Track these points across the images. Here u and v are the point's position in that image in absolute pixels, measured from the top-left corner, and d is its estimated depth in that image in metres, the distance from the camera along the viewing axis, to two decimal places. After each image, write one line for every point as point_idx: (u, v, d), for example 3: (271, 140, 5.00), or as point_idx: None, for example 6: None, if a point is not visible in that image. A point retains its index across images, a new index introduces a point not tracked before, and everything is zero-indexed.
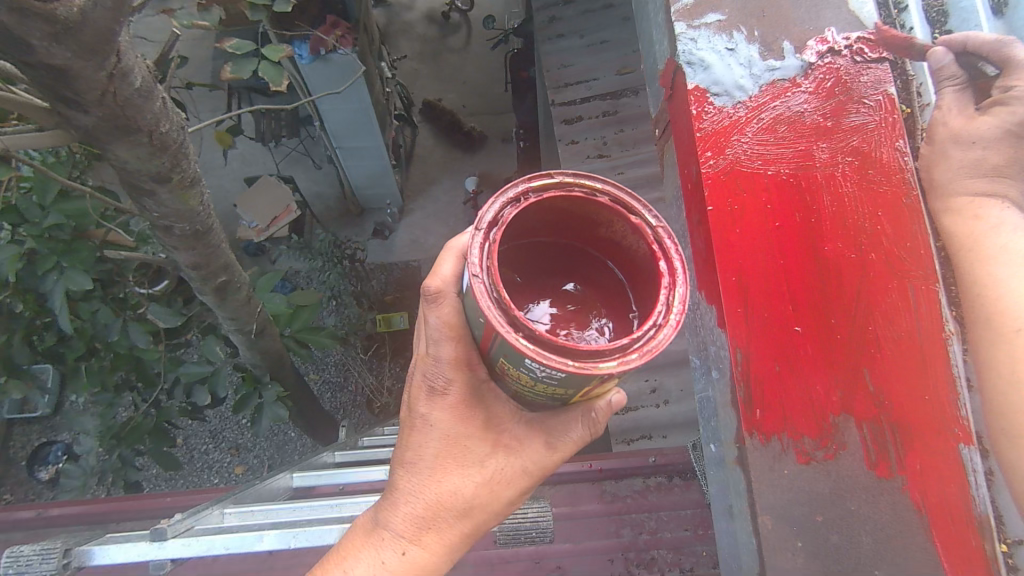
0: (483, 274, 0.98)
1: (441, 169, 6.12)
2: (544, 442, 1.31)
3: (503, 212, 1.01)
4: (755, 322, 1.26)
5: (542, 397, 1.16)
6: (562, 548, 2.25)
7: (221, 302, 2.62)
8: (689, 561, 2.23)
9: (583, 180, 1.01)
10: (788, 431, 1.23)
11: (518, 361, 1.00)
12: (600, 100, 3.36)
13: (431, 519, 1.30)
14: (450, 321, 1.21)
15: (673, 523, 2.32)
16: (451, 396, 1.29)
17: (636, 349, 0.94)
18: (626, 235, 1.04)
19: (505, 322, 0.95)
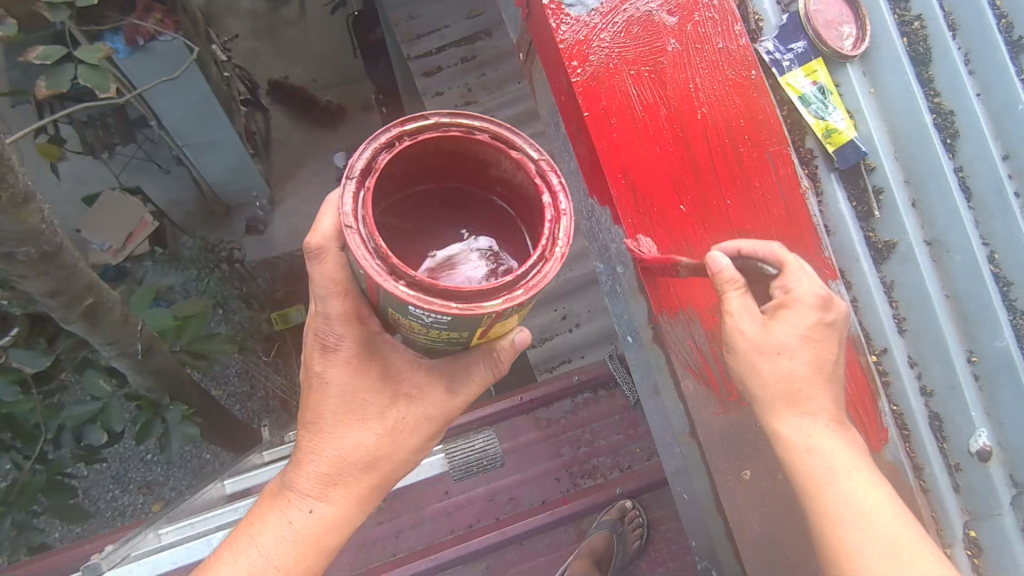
0: (357, 224, 1.00)
1: (305, 149, 5.83)
2: (445, 387, 1.36)
3: (377, 158, 1.03)
4: (650, 213, 1.39)
5: (443, 345, 1.21)
6: (512, 480, 2.40)
7: (93, 328, 2.40)
8: (626, 460, 2.45)
9: (459, 119, 1.03)
10: (690, 305, 1.41)
11: (405, 310, 1.03)
12: (456, 47, 3.32)
13: (336, 475, 1.40)
14: (334, 276, 1.26)
15: (606, 430, 2.49)
16: (344, 351, 1.34)
17: (522, 285, 0.99)
18: (514, 171, 1.06)
19: (386, 271, 0.99)
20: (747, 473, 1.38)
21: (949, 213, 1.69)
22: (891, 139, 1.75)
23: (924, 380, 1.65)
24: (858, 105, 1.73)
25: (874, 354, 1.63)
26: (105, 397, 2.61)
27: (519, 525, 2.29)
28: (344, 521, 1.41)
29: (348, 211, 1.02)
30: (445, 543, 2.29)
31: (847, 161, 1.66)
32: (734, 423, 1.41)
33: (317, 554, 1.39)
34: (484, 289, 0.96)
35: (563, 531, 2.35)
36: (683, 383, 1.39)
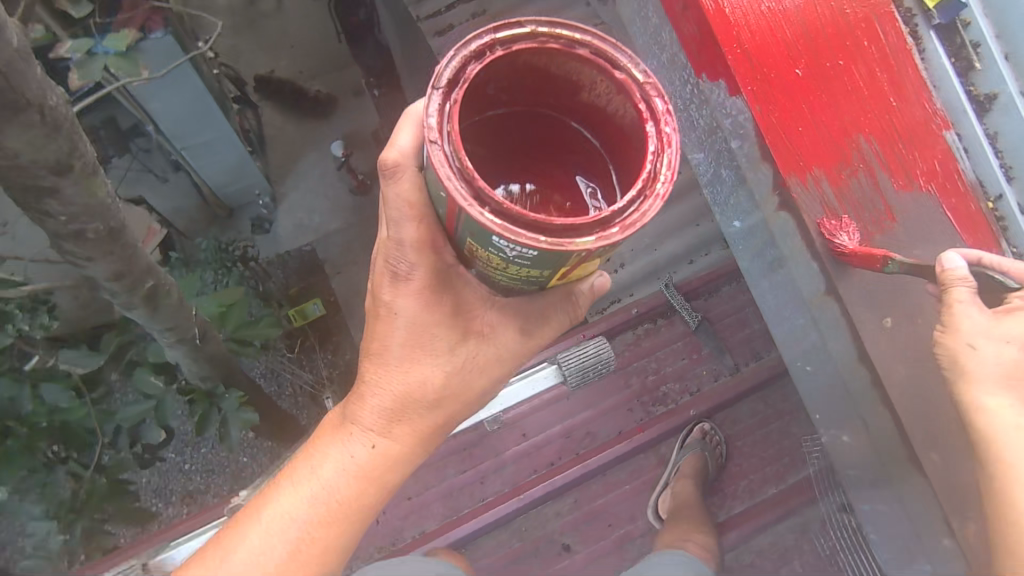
0: (440, 139, 0.91)
1: (302, 139, 5.76)
2: (518, 327, 1.35)
3: (466, 70, 0.92)
4: (758, 69, 1.31)
5: (521, 281, 1.13)
6: (586, 415, 2.43)
7: (153, 313, 2.39)
8: (694, 383, 2.48)
9: (560, 30, 0.92)
10: (816, 167, 1.29)
11: (485, 239, 0.95)
12: (466, 3, 3.27)
13: (400, 412, 1.39)
14: (409, 199, 1.17)
15: (671, 356, 2.52)
16: (415, 281, 1.28)
17: (618, 223, 0.88)
18: (613, 98, 0.95)
19: (468, 195, 0.89)
20: (887, 322, 1.25)
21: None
22: None
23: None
24: None
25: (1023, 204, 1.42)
26: (158, 393, 2.61)
27: (601, 457, 2.34)
28: (404, 459, 1.42)
29: (431, 125, 0.92)
30: (530, 482, 2.32)
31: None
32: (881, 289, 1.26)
33: (376, 490, 1.41)
34: (578, 223, 0.86)
35: (643, 458, 2.43)
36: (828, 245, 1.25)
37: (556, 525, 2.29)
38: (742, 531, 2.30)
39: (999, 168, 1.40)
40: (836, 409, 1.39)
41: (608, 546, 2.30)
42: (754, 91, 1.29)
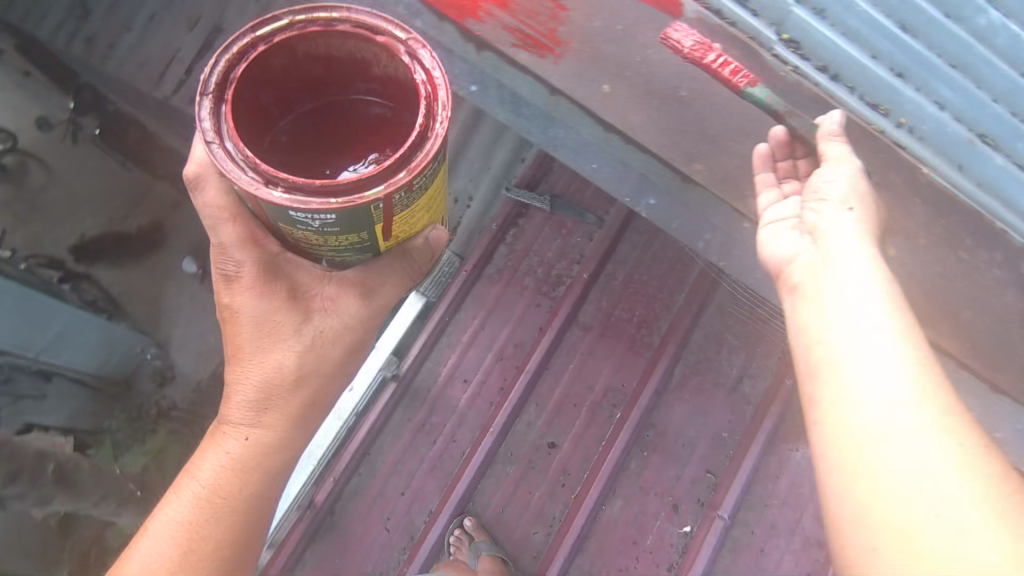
0: (218, 139, 0.98)
1: (153, 284, 4.23)
2: (361, 292, 1.35)
3: (233, 70, 1.01)
4: None
5: (356, 255, 1.20)
6: (506, 332, 2.57)
7: (75, 493, 2.33)
8: (577, 251, 2.65)
9: (315, 12, 1.02)
10: (474, 7, 1.23)
11: (288, 219, 1.01)
12: (201, 60, 3.24)
13: (264, 401, 1.37)
14: (221, 203, 1.27)
15: (547, 241, 2.67)
16: (244, 275, 1.29)
17: (405, 167, 0.97)
18: (380, 58, 1.06)
19: (258, 180, 0.97)
20: (605, 88, 1.22)
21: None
22: None
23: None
24: None
25: None
26: None
27: (536, 356, 2.50)
28: (278, 446, 1.40)
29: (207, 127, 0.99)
30: (493, 415, 2.46)
31: None
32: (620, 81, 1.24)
33: (259, 479, 1.39)
34: (365, 174, 0.94)
35: (570, 336, 2.56)
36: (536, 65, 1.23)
37: (534, 432, 2.45)
38: (678, 341, 2.49)
39: None
40: (630, 182, 1.43)
41: (584, 422, 2.46)
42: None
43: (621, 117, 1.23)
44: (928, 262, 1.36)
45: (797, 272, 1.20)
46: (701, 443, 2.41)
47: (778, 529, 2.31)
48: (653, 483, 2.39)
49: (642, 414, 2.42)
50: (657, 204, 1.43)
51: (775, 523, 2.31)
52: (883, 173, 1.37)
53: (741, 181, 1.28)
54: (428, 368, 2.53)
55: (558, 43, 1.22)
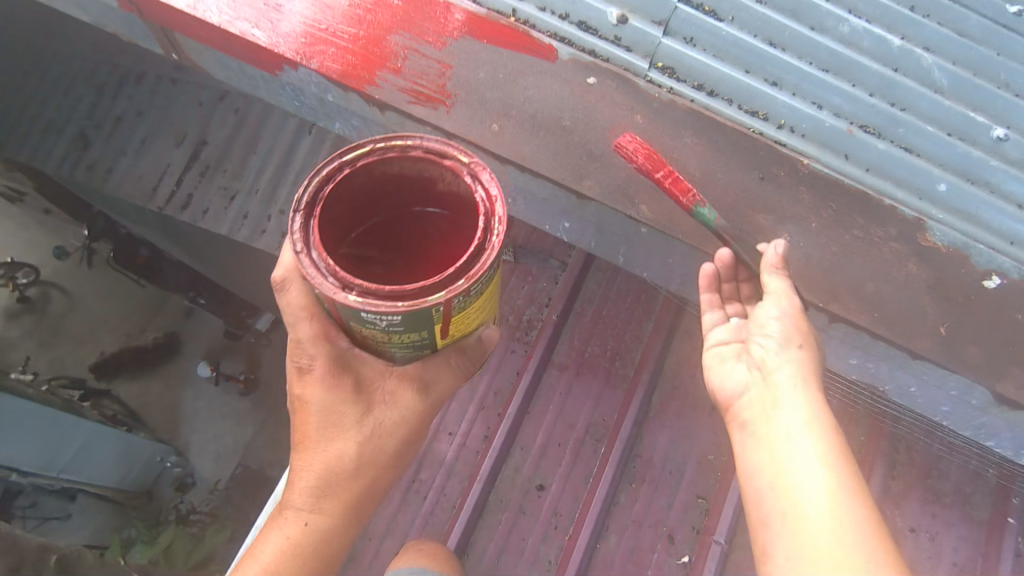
0: (306, 252, 1.09)
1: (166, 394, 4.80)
2: (416, 388, 1.50)
3: (319, 191, 1.12)
4: (280, 38, 1.42)
5: (410, 347, 1.28)
6: (485, 381, 2.64)
7: None
8: (544, 295, 2.74)
9: (395, 140, 1.12)
10: (373, 74, 1.43)
11: (359, 318, 1.11)
12: (189, 170, 3.55)
13: (326, 488, 1.53)
14: (300, 303, 1.41)
15: (516, 289, 2.76)
16: (317, 369, 1.45)
17: (463, 275, 1.05)
18: (449, 180, 1.15)
19: (339, 287, 1.07)
20: (495, 126, 1.42)
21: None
22: None
23: (557, 12, 1.59)
24: None
25: None
26: None
27: (515, 401, 2.56)
28: (334, 531, 1.56)
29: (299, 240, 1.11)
30: (479, 463, 2.50)
31: None
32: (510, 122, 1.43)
33: (314, 562, 1.55)
34: (429, 282, 1.03)
35: (547, 378, 2.62)
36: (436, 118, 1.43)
37: (522, 475, 2.48)
38: (651, 369, 2.53)
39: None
40: (543, 210, 1.60)
41: (570, 460, 2.48)
42: (295, 54, 1.42)
43: (516, 149, 1.41)
44: (826, 244, 1.44)
45: (742, 406, 1.41)
46: (688, 468, 2.41)
47: None
48: (644, 514, 2.37)
49: (625, 446, 2.44)
50: (571, 226, 1.62)
51: None
52: (768, 168, 1.47)
53: (630, 191, 1.41)
54: None
55: (448, 95, 1.43)
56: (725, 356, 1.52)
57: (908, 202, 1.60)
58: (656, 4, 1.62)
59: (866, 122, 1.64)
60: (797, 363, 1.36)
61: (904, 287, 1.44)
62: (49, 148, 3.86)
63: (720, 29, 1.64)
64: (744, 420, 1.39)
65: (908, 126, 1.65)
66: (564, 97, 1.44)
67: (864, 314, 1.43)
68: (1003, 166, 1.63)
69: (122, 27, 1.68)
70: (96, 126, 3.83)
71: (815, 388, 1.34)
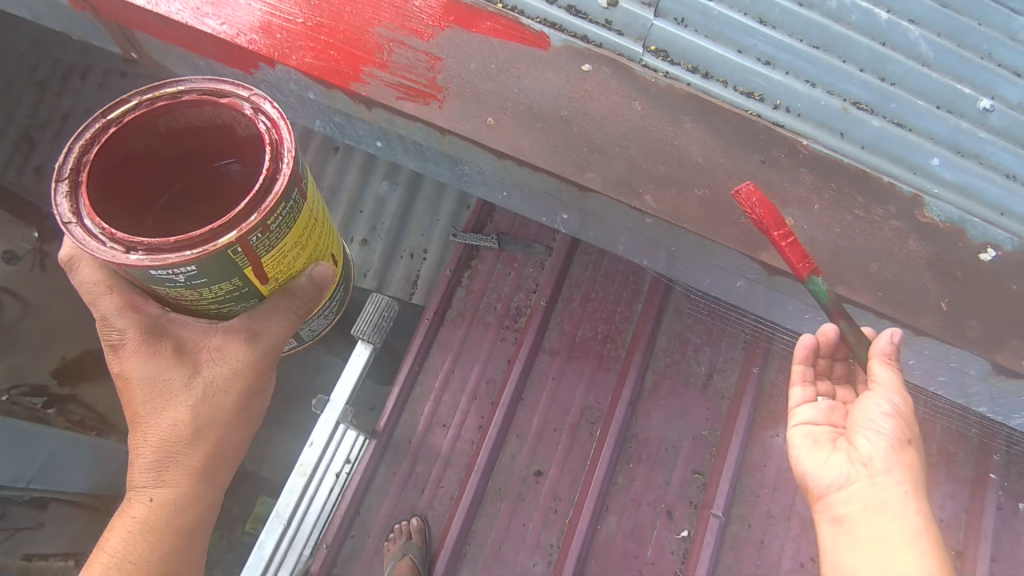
0: (76, 219, 1.09)
1: None
2: (243, 340, 1.35)
3: (85, 159, 1.14)
4: (252, 36, 1.33)
5: (237, 303, 1.27)
6: (477, 371, 2.60)
7: None
8: (531, 281, 2.71)
9: (161, 94, 1.17)
10: (358, 69, 1.34)
11: (154, 279, 1.12)
12: None
13: (164, 458, 1.39)
14: (93, 278, 1.31)
15: (501, 278, 2.74)
16: (129, 342, 1.33)
17: (253, 211, 1.10)
18: (233, 117, 1.22)
19: (121, 247, 1.08)
20: (490, 121, 1.34)
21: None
22: None
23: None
24: None
25: None
26: None
27: (508, 390, 2.53)
28: (182, 501, 1.40)
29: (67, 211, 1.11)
30: (476, 454, 2.47)
31: None
32: (510, 116, 1.35)
33: (167, 539, 1.38)
34: (218, 225, 1.07)
35: (539, 364, 2.59)
36: (424, 114, 1.33)
37: (519, 463, 2.47)
38: (643, 350, 2.53)
39: None
40: (540, 204, 1.53)
41: (566, 445, 2.48)
42: (272, 53, 1.32)
43: (514, 143, 1.34)
44: (828, 225, 1.44)
45: (838, 498, 1.39)
46: (684, 444, 2.43)
47: (774, 516, 2.31)
48: (644, 492, 2.39)
49: (622, 427, 2.44)
50: (569, 218, 1.55)
51: (769, 511, 2.32)
52: (768, 151, 1.45)
53: (634, 182, 1.36)
54: (405, 420, 2.55)
55: (439, 89, 1.34)
56: (818, 437, 1.50)
57: (903, 178, 1.60)
58: None
59: (858, 99, 1.63)
60: (903, 466, 1.36)
61: (903, 264, 1.45)
62: None
63: (710, 7, 1.59)
64: (838, 514, 1.38)
65: (899, 102, 1.64)
66: (561, 87, 1.39)
67: (868, 293, 1.43)
68: (992, 138, 1.65)
69: (74, 26, 1.56)
70: (43, 126, 3.64)
71: (921, 500, 1.33)
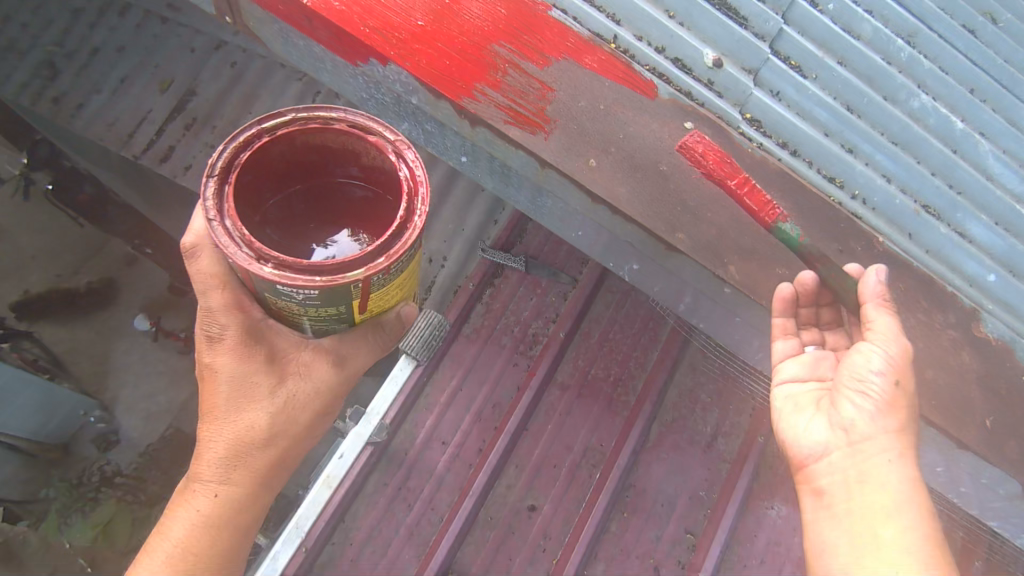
0: (218, 217, 1.05)
1: None
2: (329, 360, 1.44)
3: (235, 159, 1.09)
4: (365, 30, 1.28)
5: (331, 324, 1.22)
6: (484, 393, 2.56)
7: None
8: (552, 311, 2.69)
9: (316, 113, 1.11)
10: (464, 84, 1.30)
11: (275, 293, 1.07)
12: (174, 119, 3.23)
13: (232, 457, 1.40)
14: (210, 271, 1.29)
15: (522, 302, 2.70)
16: (228, 338, 1.32)
17: (382, 253, 1.05)
18: (373, 155, 1.13)
19: (251, 256, 1.03)
20: (592, 161, 1.32)
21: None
22: None
23: (652, 44, 1.54)
24: None
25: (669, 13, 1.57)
26: None
27: (514, 418, 2.49)
28: (242, 502, 1.42)
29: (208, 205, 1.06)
30: (472, 478, 2.43)
31: None
32: (615, 163, 1.34)
33: (224, 537, 1.41)
34: (348, 260, 1.02)
35: (547, 396, 2.57)
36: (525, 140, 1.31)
37: (513, 496, 2.44)
38: (653, 401, 2.53)
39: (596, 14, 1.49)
40: (614, 250, 1.53)
41: (563, 482, 2.46)
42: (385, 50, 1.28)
43: (611, 189, 1.32)
44: None
45: (819, 466, 1.40)
46: (680, 502, 2.43)
47: None
48: (633, 544, 2.38)
49: (622, 474, 2.43)
50: (639, 269, 1.56)
51: None
52: (847, 241, 1.47)
53: (720, 250, 1.36)
54: (405, 430, 2.49)
55: (548, 120, 1.32)
56: (801, 401, 1.52)
57: (961, 287, 1.63)
58: (747, 51, 1.60)
59: (928, 201, 1.67)
60: (891, 431, 1.32)
61: (957, 376, 1.48)
62: (8, 71, 3.46)
63: (806, 86, 1.63)
64: (819, 486, 1.39)
65: (965, 212, 1.68)
66: (663, 139, 1.38)
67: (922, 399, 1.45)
68: None
69: None
70: (71, 55, 3.46)
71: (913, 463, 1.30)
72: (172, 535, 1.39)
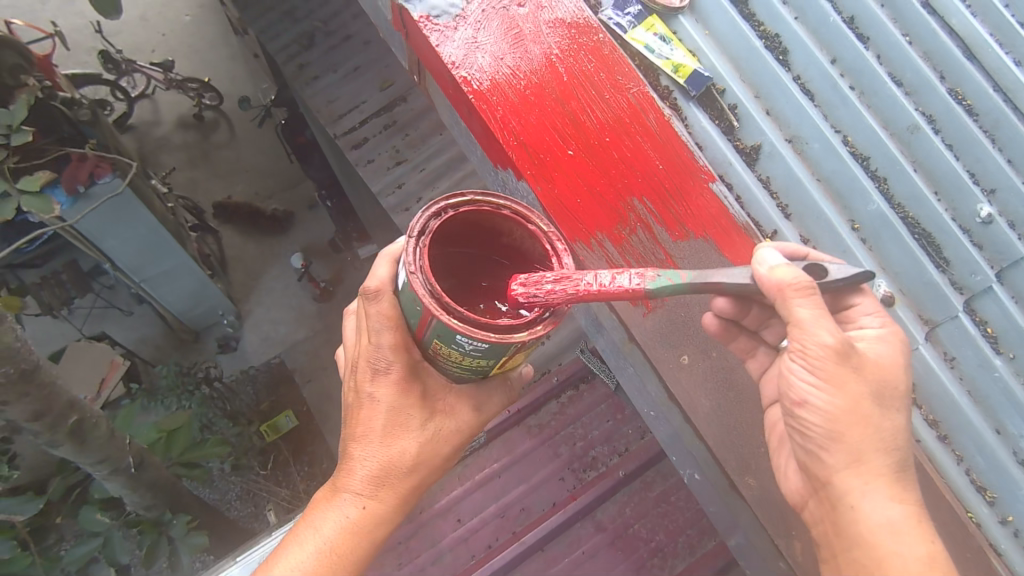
0: (417, 269, 1.08)
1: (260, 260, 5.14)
2: (471, 405, 1.41)
3: (429, 223, 1.11)
4: (552, 170, 1.50)
5: (465, 373, 1.27)
6: (519, 492, 2.44)
7: (81, 449, 2.26)
8: (622, 444, 2.50)
9: (489, 197, 1.13)
10: (611, 238, 1.48)
11: (450, 341, 1.10)
12: (377, 117, 3.53)
13: (383, 477, 1.36)
14: (387, 314, 1.25)
15: (596, 420, 2.55)
16: (394, 371, 1.31)
17: (541, 320, 1.10)
18: (529, 241, 1.18)
19: (439, 307, 1.06)
20: (684, 358, 1.47)
21: (798, 110, 1.67)
22: (734, 67, 1.73)
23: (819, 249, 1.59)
24: (741, 46, 1.73)
25: (853, 227, 1.60)
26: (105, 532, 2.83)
27: (536, 533, 2.32)
28: (390, 518, 1.38)
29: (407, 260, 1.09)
30: (469, 570, 2.30)
31: (698, 85, 1.66)
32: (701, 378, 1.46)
33: (367, 552, 1.37)
34: (517, 323, 1.06)
35: (579, 527, 2.36)
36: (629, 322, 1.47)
37: None
38: None
39: (769, 208, 1.61)
40: None
41: None
42: (562, 189, 1.50)
43: (692, 399, 1.44)
44: None
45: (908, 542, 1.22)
46: None
47: None
48: None
49: None
50: None
51: None
52: None
53: None
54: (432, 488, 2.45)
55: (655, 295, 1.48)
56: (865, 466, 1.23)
57: None
58: (933, 300, 1.56)
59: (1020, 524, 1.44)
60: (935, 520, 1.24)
61: None
62: (278, 32, 4.04)
63: (993, 365, 1.51)
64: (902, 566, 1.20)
65: None
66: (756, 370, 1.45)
67: None
68: None
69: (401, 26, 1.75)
70: (327, 34, 3.94)
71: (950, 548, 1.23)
72: (323, 535, 1.36)
